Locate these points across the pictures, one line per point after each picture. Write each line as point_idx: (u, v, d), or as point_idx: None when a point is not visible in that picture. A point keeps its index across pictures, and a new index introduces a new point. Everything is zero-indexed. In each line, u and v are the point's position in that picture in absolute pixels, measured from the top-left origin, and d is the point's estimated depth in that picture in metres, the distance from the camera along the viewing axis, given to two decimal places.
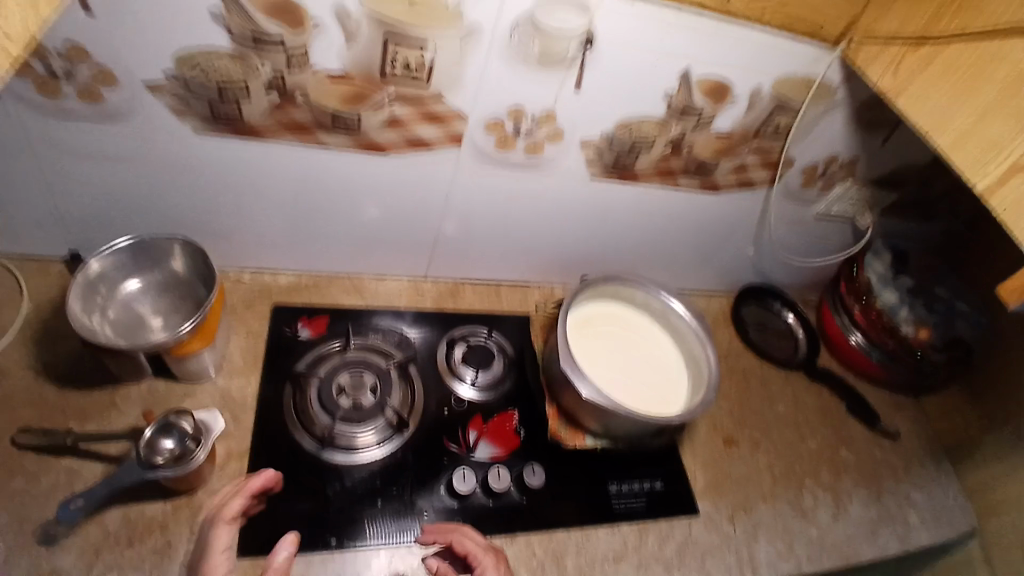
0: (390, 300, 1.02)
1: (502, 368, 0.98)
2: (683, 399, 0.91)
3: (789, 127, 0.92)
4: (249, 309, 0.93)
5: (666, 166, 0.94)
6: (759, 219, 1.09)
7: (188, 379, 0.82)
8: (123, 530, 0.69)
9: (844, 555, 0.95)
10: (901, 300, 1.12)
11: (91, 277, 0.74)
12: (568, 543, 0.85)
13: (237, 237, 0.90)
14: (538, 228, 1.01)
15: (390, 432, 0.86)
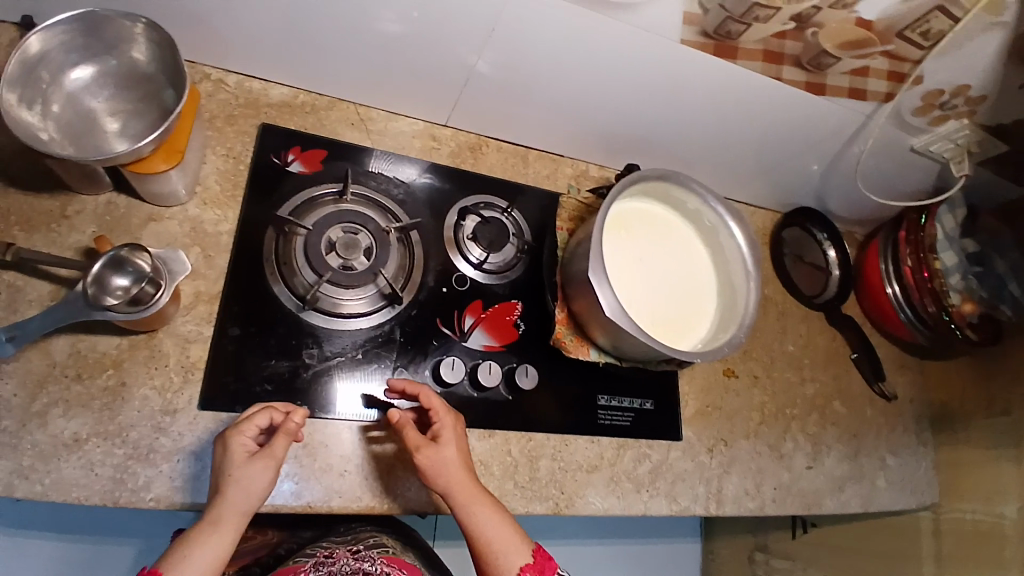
0: (400, 143, 0.86)
1: (514, 252, 0.87)
2: (705, 330, 0.80)
3: (939, 37, 0.73)
4: (230, 123, 0.77)
5: (778, 46, 0.74)
6: (850, 136, 0.92)
7: (154, 201, 0.70)
8: (70, 361, 0.64)
9: (804, 502, 0.97)
10: (959, 263, 1.00)
11: (28, 57, 0.59)
12: (545, 447, 0.81)
13: (220, 29, 0.71)
14: (591, 94, 0.82)
15: (381, 302, 0.77)
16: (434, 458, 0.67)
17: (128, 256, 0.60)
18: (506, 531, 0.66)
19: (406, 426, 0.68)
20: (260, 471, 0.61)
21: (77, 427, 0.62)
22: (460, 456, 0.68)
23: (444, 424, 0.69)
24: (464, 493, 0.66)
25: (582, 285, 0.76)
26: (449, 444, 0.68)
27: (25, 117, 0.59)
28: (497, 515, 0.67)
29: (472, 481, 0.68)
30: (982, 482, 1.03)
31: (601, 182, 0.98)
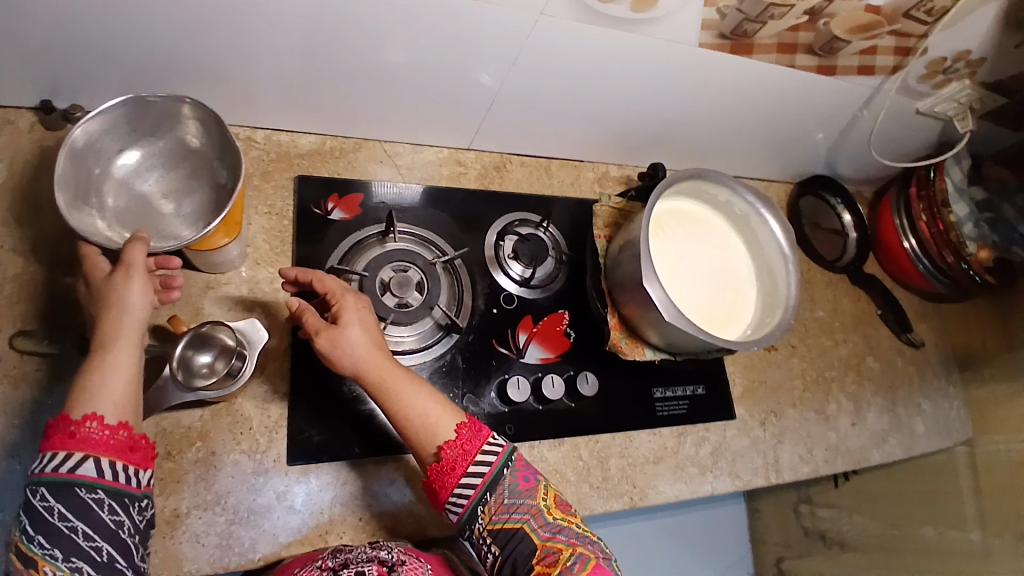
0: (427, 173, 0.88)
1: (554, 263, 0.90)
2: (750, 316, 0.84)
3: (943, 12, 0.76)
4: (267, 179, 0.78)
5: (792, 38, 0.76)
6: (861, 105, 0.94)
7: (210, 270, 0.72)
8: (160, 440, 0.66)
9: (854, 458, 1.02)
10: (970, 213, 1.03)
11: (78, 148, 0.59)
12: (612, 446, 0.85)
13: (248, 91, 0.73)
14: (609, 101, 0.84)
15: (439, 333, 0.80)
16: (337, 342, 0.62)
17: (209, 332, 0.64)
18: (430, 409, 0.62)
19: (306, 312, 0.63)
20: (135, 287, 0.56)
21: (180, 503, 0.64)
22: (368, 335, 0.63)
23: (344, 302, 0.64)
24: (377, 372, 0.62)
25: (632, 289, 0.78)
26: (354, 320, 0.63)
27: (88, 213, 0.60)
28: (420, 393, 0.63)
29: (382, 359, 0.63)
30: (1014, 416, 1.08)
31: (621, 182, 1.01)
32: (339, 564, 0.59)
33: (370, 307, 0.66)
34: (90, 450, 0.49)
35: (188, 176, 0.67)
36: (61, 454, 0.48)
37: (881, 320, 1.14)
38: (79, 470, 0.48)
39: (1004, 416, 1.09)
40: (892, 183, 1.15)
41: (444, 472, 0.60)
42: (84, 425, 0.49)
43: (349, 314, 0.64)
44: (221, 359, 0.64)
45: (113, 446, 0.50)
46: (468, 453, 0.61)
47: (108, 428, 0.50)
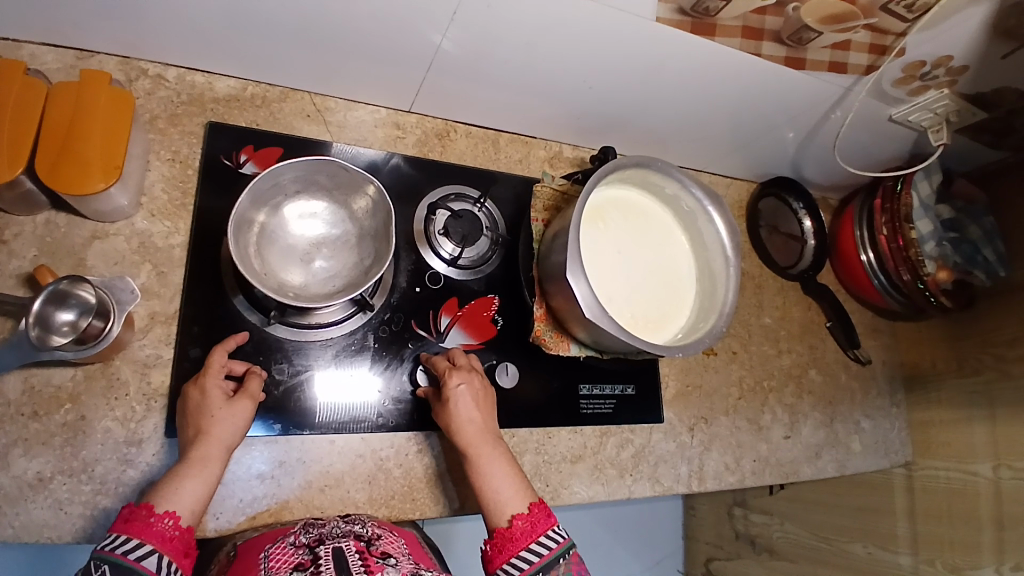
0: (361, 134, 0.81)
1: (488, 244, 0.84)
2: (685, 318, 0.79)
3: (924, 10, 0.68)
4: (175, 123, 0.71)
5: (758, 22, 0.70)
6: (830, 107, 0.88)
7: (98, 218, 0.65)
8: (25, 399, 0.60)
9: (783, 471, 1.00)
10: (934, 230, 0.98)
11: (259, 181, 0.64)
12: (529, 442, 0.81)
13: (151, 24, 0.65)
14: (561, 76, 0.78)
15: (353, 308, 0.74)
16: (446, 406, 0.68)
17: (70, 288, 0.58)
18: (506, 482, 0.64)
19: (427, 390, 0.72)
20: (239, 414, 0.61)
21: (42, 467, 0.59)
22: (477, 408, 0.68)
23: (454, 372, 0.71)
24: (465, 440, 0.66)
25: (559, 281, 0.73)
26: (463, 388, 0.69)
27: (242, 238, 0.63)
28: (502, 464, 0.65)
29: (482, 428, 0.67)
30: (950, 443, 1.05)
31: (573, 164, 0.95)
32: (314, 541, 0.58)
33: (487, 386, 0.72)
34: (157, 544, 0.51)
35: (356, 240, 0.69)
36: (135, 540, 0.51)
37: (830, 333, 1.11)
38: (145, 561, 0.50)
39: (941, 442, 1.07)
40: (858, 192, 1.10)
41: (508, 540, 0.60)
42: (161, 519, 0.52)
43: (456, 380, 0.70)
44: (85, 316, 0.58)
45: (176, 546, 0.52)
46: (534, 531, 0.60)
47: (179, 528, 0.53)
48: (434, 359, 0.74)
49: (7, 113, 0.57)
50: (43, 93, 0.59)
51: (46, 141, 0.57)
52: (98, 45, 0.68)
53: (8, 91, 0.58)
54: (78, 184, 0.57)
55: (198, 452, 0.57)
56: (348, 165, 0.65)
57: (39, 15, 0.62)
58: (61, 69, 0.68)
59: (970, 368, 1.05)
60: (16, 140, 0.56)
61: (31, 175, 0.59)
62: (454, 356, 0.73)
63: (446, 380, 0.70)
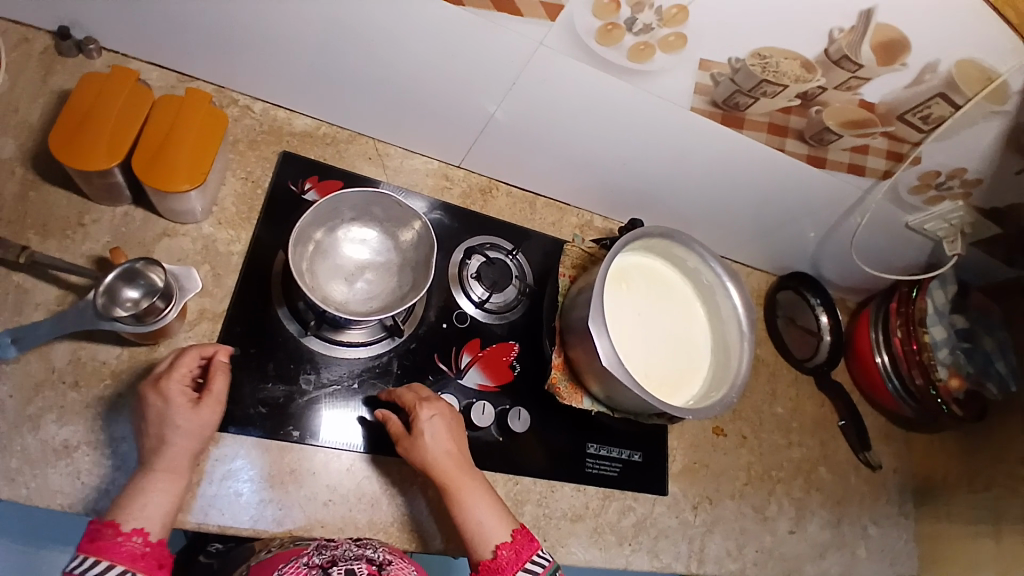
0: (413, 180, 0.89)
1: (515, 293, 0.88)
2: (697, 387, 0.82)
3: (939, 122, 0.75)
4: (253, 147, 0.80)
5: (783, 120, 0.76)
6: (847, 209, 0.94)
7: (169, 216, 0.72)
8: (69, 369, 0.64)
9: (786, 568, 0.96)
10: (948, 338, 1.00)
11: (324, 204, 0.71)
12: (531, 492, 0.81)
13: (252, 59, 0.75)
14: (599, 150, 0.86)
15: (382, 333, 0.79)
16: (419, 439, 0.68)
17: (142, 269, 0.64)
18: (490, 512, 0.66)
19: (390, 418, 0.71)
20: (203, 417, 0.62)
21: (70, 435, 0.62)
22: (446, 441, 0.69)
23: (424, 404, 0.71)
24: (443, 471, 0.67)
25: (580, 331, 0.77)
26: (436, 419, 0.70)
27: (299, 251, 0.69)
28: (482, 493, 0.67)
29: (459, 459, 0.68)
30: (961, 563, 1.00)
31: (603, 234, 1.01)
32: (328, 562, 0.58)
33: (453, 414, 0.73)
34: (127, 562, 0.54)
35: (397, 268, 0.74)
36: (102, 562, 0.53)
37: (842, 432, 1.10)
38: None
39: (954, 562, 1.02)
40: (875, 296, 1.13)
41: (493, 570, 0.63)
42: (129, 538, 0.55)
43: (428, 411, 0.70)
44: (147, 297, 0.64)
45: (147, 562, 0.55)
46: (520, 559, 0.63)
47: (148, 545, 0.55)
48: (398, 392, 0.73)
49: (116, 113, 0.65)
50: (149, 100, 0.67)
51: (145, 142, 0.65)
52: (201, 73, 0.78)
53: (121, 94, 0.66)
54: (166, 182, 0.64)
55: (162, 463, 0.59)
56: (401, 199, 0.72)
57: (162, 37, 0.73)
58: (165, 89, 0.78)
59: (983, 484, 1.03)
60: (119, 135, 0.64)
61: (123, 168, 0.67)
62: (419, 389, 0.73)
63: (416, 413, 0.70)
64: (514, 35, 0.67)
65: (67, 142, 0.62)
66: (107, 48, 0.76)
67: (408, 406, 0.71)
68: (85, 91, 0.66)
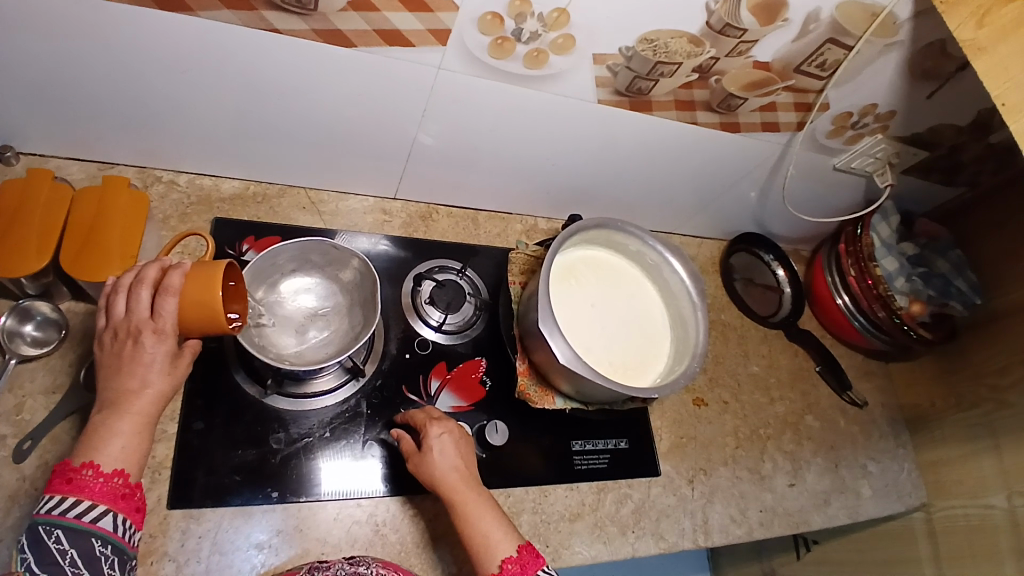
0: (352, 220, 0.90)
1: (473, 310, 0.90)
2: (662, 365, 0.83)
3: (836, 66, 0.78)
4: (185, 220, 0.81)
5: (687, 95, 0.78)
6: (774, 165, 0.96)
7: None
8: (38, 474, 0.64)
9: (792, 521, 0.97)
10: (901, 267, 1.03)
11: (261, 263, 0.72)
12: (525, 501, 0.82)
13: (167, 136, 0.76)
14: (525, 157, 0.87)
15: (345, 376, 0.79)
16: (427, 454, 0.69)
17: (38, 312, 0.70)
18: (494, 524, 0.64)
19: (403, 438, 0.72)
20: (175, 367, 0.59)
21: None
22: (453, 457, 0.69)
23: (434, 422, 0.72)
24: (451, 484, 0.67)
25: (537, 336, 0.78)
26: (445, 436, 0.70)
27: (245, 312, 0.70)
28: (488, 508, 0.66)
29: (465, 475, 0.68)
30: (962, 480, 1.02)
31: (550, 234, 1.03)
32: None
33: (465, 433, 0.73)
34: (109, 503, 0.52)
35: (345, 310, 0.76)
36: (83, 503, 0.51)
37: (821, 378, 1.12)
38: (99, 522, 0.52)
39: (953, 482, 1.03)
40: (825, 242, 1.15)
41: None
42: (110, 479, 0.53)
43: (437, 429, 0.71)
44: (48, 326, 0.70)
45: (128, 504, 0.54)
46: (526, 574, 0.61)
47: (129, 486, 0.54)
48: (411, 413, 0.75)
49: (37, 216, 0.65)
50: (71, 194, 0.69)
51: (70, 238, 0.65)
52: (120, 158, 0.79)
53: (42, 194, 0.67)
54: (96, 272, 0.64)
55: (137, 406, 0.56)
56: (337, 244, 0.73)
57: (74, 132, 0.74)
58: (87, 179, 0.78)
59: (968, 402, 1.04)
60: (45, 236, 0.65)
61: (55, 267, 0.67)
62: (431, 410, 0.75)
63: (426, 430, 0.72)
64: (413, 65, 0.69)
65: None
66: (23, 152, 0.76)
67: (419, 425, 0.73)
68: (6, 199, 0.66)
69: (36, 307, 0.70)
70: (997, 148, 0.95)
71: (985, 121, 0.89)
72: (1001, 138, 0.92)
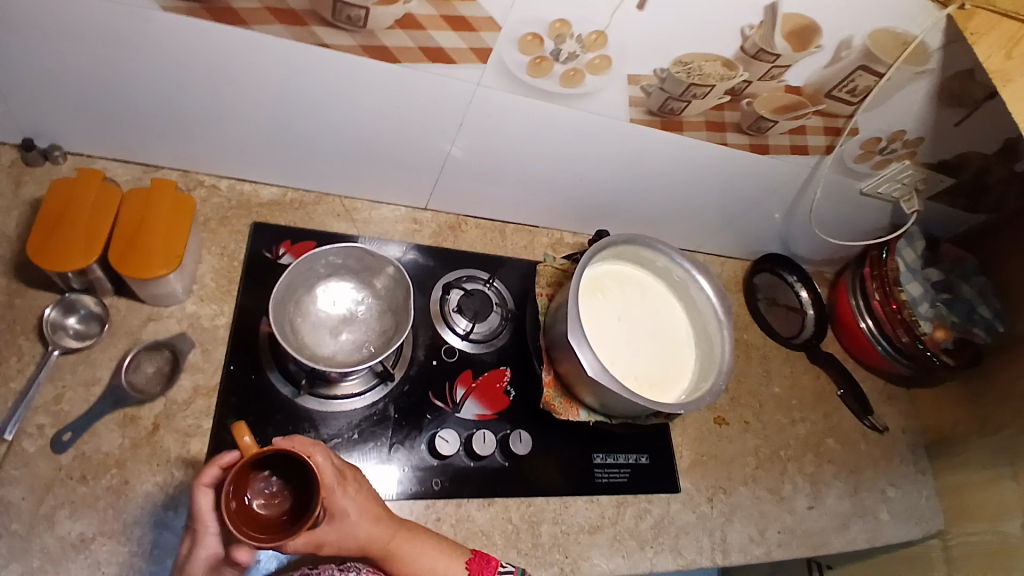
0: (384, 229, 0.92)
1: (499, 320, 0.91)
2: (685, 380, 0.84)
3: (866, 92, 0.79)
4: (224, 223, 0.83)
5: (718, 116, 0.80)
6: (801, 187, 0.97)
7: (152, 303, 0.75)
8: (76, 465, 0.66)
9: (811, 544, 0.96)
10: (926, 293, 1.03)
11: (300, 267, 0.74)
12: (545, 512, 0.83)
13: (212, 143, 0.79)
14: (555, 172, 0.89)
15: (374, 380, 0.81)
16: (342, 521, 0.63)
17: (86, 307, 0.73)
18: (436, 562, 0.67)
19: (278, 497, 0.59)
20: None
21: (85, 527, 0.64)
22: (365, 512, 0.65)
23: (338, 480, 0.64)
24: (380, 540, 0.65)
25: (563, 347, 0.79)
26: (354, 495, 0.65)
27: (282, 314, 0.72)
28: (424, 542, 0.68)
29: (388, 523, 0.66)
30: (984, 509, 1.01)
31: (575, 248, 1.04)
32: None
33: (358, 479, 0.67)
34: None
35: (377, 315, 0.78)
36: None
37: (843, 400, 1.11)
38: None
39: (978, 511, 1.02)
40: (849, 265, 1.16)
41: None
42: None
43: (343, 491, 0.64)
44: (92, 321, 0.73)
45: None
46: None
47: None
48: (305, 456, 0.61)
49: (87, 214, 0.68)
50: (120, 194, 0.71)
51: (117, 237, 0.68)
52: (163, 161, 0.82)
53: (93, 194, 0.70)
54: (142, 271, 0.67)
55: None
56: (373, 252, 0.76)
57: (124, 136, 0.77)
58: (133, 181, 0.81)
59: (992, 430, 1.03)
60: (94, 233, 0.67)
61: (102, 263, 0.70)
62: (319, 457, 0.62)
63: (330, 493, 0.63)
64: (454, 80, 0.71)
65: (47, 247, 0.65)
66: (74, 152, 0.79)
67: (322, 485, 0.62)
68: (60, 197, 0.69)
69: (84, 302, 0.73)
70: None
71: (1013, 150, 0.90)
72: None
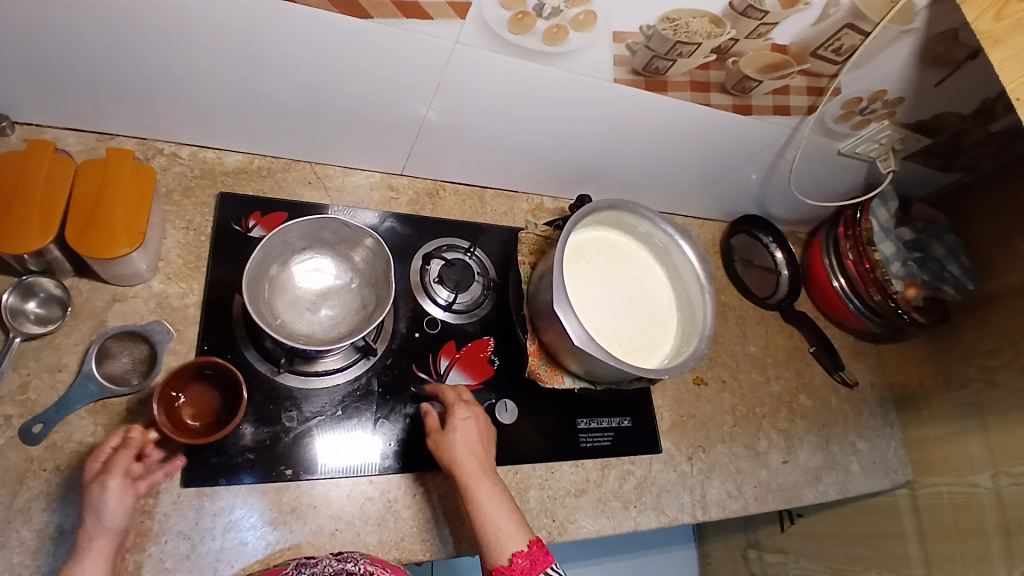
0: (358, 197, 0.88)
1: (480, 289, 0.89)
2: (669, 345, 0.84)
3: (852, 51, 0.78)
4: (188, 194, 0.78)
5: (704, 76, 0.78)
6: (781, 148, 0.97)
7: (117, 283, 0.71)
8: (47, 455, 0.63)
9: (786, 496, 1.00)
10: (898, 252, 1.05)
11: (274, 241, 0.71)
12: (533, 478, 0.83)
13: (171, 108, 0.73)
14: (536, 136, 0.87)
15: (356, 355, 0.78)
16: (449, 434, 0.71)
17: (44, 289, 0.68)
18: (505, 514, 0.65)
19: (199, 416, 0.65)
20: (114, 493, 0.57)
21: (62, 519, 0.61)
22: (472, 441, 0.71)
23: (462, 405, 0.74)
24: (467, 466, 0.68)
25: (549, 316, 0.78)
26: (469, 421, 0.72)
27: (258, 291, 0.69)
28: (500, 498, 0.66)
29: (480, 461, 0.69)
30: (948, 458, 1.06)
31: (555, 214, 1.03)
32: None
33: (488, 425, 0.75)
34: None
35: (357, 289, 0.76)
36: None
37: (815, 356, 1.14)
38: None
39: (940, 458, 1.07)
40: (823, 225, 1.17)
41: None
42: None
43: (463, 412, 0.73)
44: (53, 304, 0.68)
45: None
46: (535, 569, 0.61)
47: None
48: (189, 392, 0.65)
49: (38, 189, 0.63)
50: (73, 167, 0.66)
51: (73, 214, 0.63)
52: (121, 129, 0.76)
53: (43, 166, 0.64)
54: (104, 250, 0.62)
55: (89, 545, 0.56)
56: (350, 222, 0.72)
57: (73, 102, 0.71)
58: (85, 151, 0.75)
59: (956, 383, 1.08)
60: (48, 211, 0.62)
61: (59, 242, 0.65)
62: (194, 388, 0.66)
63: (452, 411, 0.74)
64: (432, 39, 0.67)
65: None
66: (18, 122, 0.73)
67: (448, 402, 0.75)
68: (7, 171, 0.63)
69: (41, 284, 0.68)
70: (997, 136, 0.97)
71: (987, 110, 0.91)
72: (1001, 126, 0.94)
